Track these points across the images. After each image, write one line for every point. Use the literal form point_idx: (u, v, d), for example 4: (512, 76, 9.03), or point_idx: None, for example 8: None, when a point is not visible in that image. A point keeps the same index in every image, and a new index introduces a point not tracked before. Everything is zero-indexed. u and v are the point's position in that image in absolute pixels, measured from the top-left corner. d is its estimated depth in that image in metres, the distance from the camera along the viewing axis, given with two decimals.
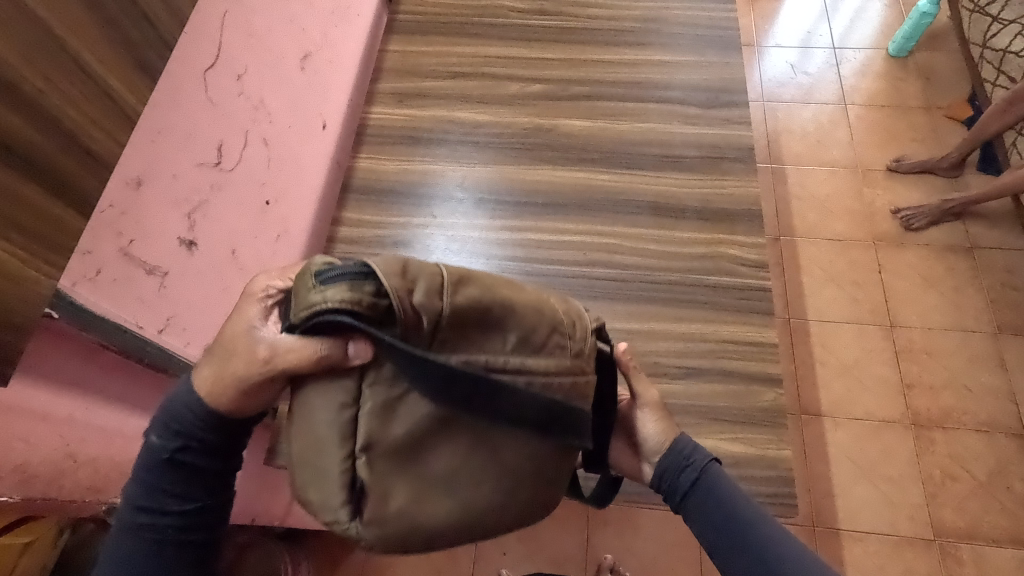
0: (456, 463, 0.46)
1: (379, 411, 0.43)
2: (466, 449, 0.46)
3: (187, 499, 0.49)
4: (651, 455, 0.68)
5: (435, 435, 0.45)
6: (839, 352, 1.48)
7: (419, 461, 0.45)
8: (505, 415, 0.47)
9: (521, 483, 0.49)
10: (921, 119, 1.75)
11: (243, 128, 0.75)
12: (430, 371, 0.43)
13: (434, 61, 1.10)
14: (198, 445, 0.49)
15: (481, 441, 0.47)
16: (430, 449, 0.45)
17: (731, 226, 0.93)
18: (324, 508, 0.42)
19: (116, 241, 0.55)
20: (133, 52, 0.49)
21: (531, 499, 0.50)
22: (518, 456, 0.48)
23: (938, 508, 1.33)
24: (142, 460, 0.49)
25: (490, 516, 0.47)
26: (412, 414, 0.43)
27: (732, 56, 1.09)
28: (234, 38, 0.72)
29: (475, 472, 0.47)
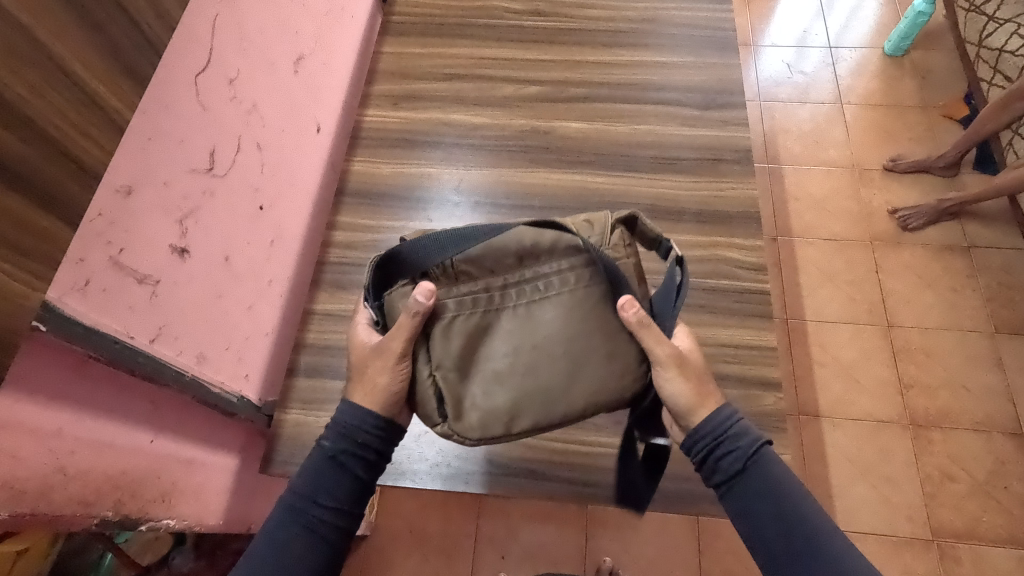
0: (515, 359, 0.61)
1: (440, 331, 0.62)
2: (518, 348, 0.62)
3: (331, 499, 0.59)
4: (683, 420, 0.62)
5: (484, 350, 0.62)
6: (837, 352, 1.48)
7: (485, 364, 0.62)
8: (534, 318, 0.63)
9: (576, 368, 0.61)
10: (917, 118, 1.75)
11: (235, 133, 0.74)
12: (467, 299, 0.63)
13: (429, 63, 1.09)
14: (367, 456, 0.61)
15: (525, 339, 0.62)
16: (487, 354, 0.62)
17: (729, 228, 0.93)
18: (430, 415, 0.62)
19: (106, 250, 0.54)
20: (122, 59, 0.49)
21: (595, 385, 0.61)
22: (563, 347, 0.62)
23: (936, 508, 1.33)
24: (312, 459, 0.60)
25: (556, 396, 0.61)
26: (461, 329, 0.62)
27: (729, 57, 1.08)
28: (225, 41, 0.71)
29: (530, 364, 0.61)
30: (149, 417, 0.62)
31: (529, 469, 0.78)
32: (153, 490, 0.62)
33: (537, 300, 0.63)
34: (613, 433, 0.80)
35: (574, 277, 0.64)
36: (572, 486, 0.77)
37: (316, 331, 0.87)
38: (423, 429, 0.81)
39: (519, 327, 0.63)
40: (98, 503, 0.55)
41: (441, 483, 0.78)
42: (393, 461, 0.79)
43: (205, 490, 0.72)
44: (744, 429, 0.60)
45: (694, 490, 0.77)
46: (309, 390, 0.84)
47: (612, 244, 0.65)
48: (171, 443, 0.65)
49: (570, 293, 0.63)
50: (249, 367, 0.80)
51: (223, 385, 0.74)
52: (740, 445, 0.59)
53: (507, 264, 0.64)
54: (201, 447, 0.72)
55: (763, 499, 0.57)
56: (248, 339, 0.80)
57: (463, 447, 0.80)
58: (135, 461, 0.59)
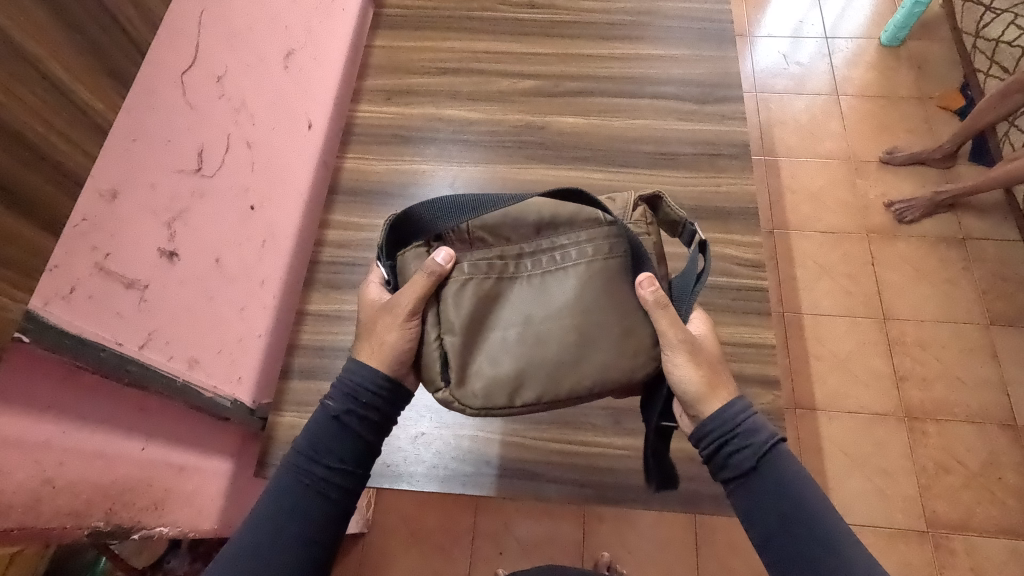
0: (524, 330, 0.61)
1: (451, 295, 0.61)
2: (529, 320, 0.61)
3: (334, 459, 0.58)
4: (692, 408, 0.61)
5: (494, 318, 0.62)
6: (833, 346, 1.48)
7: (493, 334, 0.61)
8: (549, 289, 0.62)
9: (587, 343, 0.60)
10: (914, 109, 1.74)
11: (224, 132, 0.72)
12: (480, 265, 0.62)
13: (422, 57, 1.07)
14: (371, 417, 0.61)
15: (536, 309, 0.61)
16: (496, 323, 0.62)
17: (727, 224, 0.92)
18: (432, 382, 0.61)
19: (91, 255, 0.53)
20: (105, 60, 0.47)
21: (605, 360, 0.60)
22: (575, 319, 0.61)
23: (931, 499, 1.33)
24: (317, 420, 0.60)
25: (564, 369, 0.59)
26: (472, 294, 0.61)
27: (726, 49, 1.07)
28: (212, 38, 0.69)
29: (539, 335, 0.60)
30: (140, 425, 0.61)
31: (526, 470, 0.78)
32: (145, 498, 0.61)
33: (551, 272, 0.63)
34: (612, 432, 0.79)
35: (592, 249, 0.63)
36: (570, 487, 0.77)
37: (310, 333, 0.86)
38: (420, 430, 0.80)
39: (531, 299, 0.62)
40: (87, 514, 0.54)
41: (439, 485, 0.78)
42: (389, 464, 0.79)
43: (199, 496, 0.71)
44: (759, 424, 0.59)
45: (692, 489, 0.77)
46: (303, 393, 0.83)
47: (633, 219, 0.68)
48: (164, 450, 0.64)
49: (587, 267, 0.62)
50: (241, 370, 0.79)
51: (215, 389, 0.73)
52: (753, 442, 0.58)
53: (524, 234, 0.64)
54: (194, 453, 0.71)
55: (776, 500, 0.56)
56: (241, 342, 0.78)
57: (460, 449, 0.79)
58: (125, 469, 0.58)
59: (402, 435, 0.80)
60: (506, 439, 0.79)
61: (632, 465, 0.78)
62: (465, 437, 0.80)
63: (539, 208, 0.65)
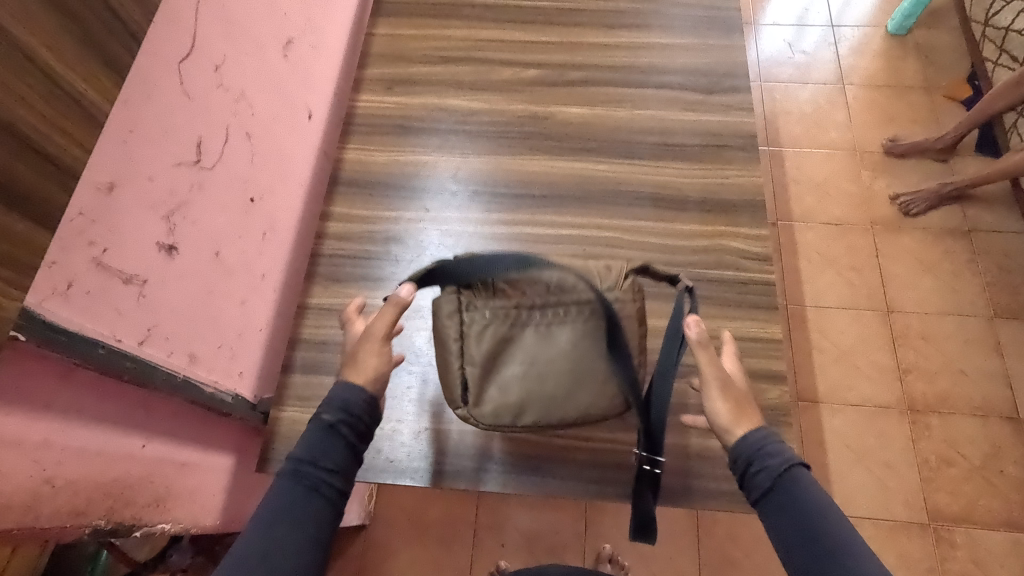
0: (528, 372, 0.67)
1: (466, 338, 0.68)
2: (534, 363, 0.67)
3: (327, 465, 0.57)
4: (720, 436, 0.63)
5: (507, 359, 0.68)
6: (836, 338, 1.47)
7: (500, 373, 0.67)
8: (557, 334, 0.68)
9: (584, 386, 0.67)
10: (920, 99, 1.72)
11: (223, 123, 0.71)
12: (496, 312, 0.68)
13: (423, 45, 1.05)
14: (358, 426, 0.60)
15: (543, 353, 0.68)
16: (507, 361, 0.68)
17: (733, 217, 0.91)
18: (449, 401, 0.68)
19: (88, 250, 0.52)
20: (101, 50, 0.46)
21: (598, 401, 0.68)
22: (576, 363, 0.67)
23: (933, 492, 1.33)
24: (309, 430, 0.59)
25: (558, 403, 0.67)
26: (489, 337, 0.67)
27: (733, 38, 1.05)
28: (209, 25, 0.67)
29: (543, 376, 0.67)
30: (141, 422, 0.60)
31: (530, 466, 0.77)
32: (147, 495, 0.61)
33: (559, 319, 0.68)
34: (617, 428, 0.78)
35: (596, 306, 0.68)
36: (574, 483, 0.76)
37: (311, 327, 0.86)
38: (423, 426, 0.80)
39: (538, 343, 0.68)
40: (88, 512, 0.53)
41: (442, 481, 0.77)
42: (392, 459, 0.78)
43: (201, 493, 0.71)
44: (778, 449, 0.58)
45: (697, 485, 0.76)
46: (306, 387, 0.82)
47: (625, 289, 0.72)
48: (166, 446, 0.64)
49: (591, 320, 0.68)
50: (243, 365, 0.78)
51: (217, 384, 0.72)
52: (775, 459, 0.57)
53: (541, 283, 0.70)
54: (196, 449, 0.70)
55: (787, 521, 0.54)
56: (241, 336, 0.77)
57: (464, 444, 0.78)
58: (127, 467, 0.58)
59: (404, 431, 0.79)
60: (510, 435, 0.78)
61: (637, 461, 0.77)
62: (468, 432, 0.79)
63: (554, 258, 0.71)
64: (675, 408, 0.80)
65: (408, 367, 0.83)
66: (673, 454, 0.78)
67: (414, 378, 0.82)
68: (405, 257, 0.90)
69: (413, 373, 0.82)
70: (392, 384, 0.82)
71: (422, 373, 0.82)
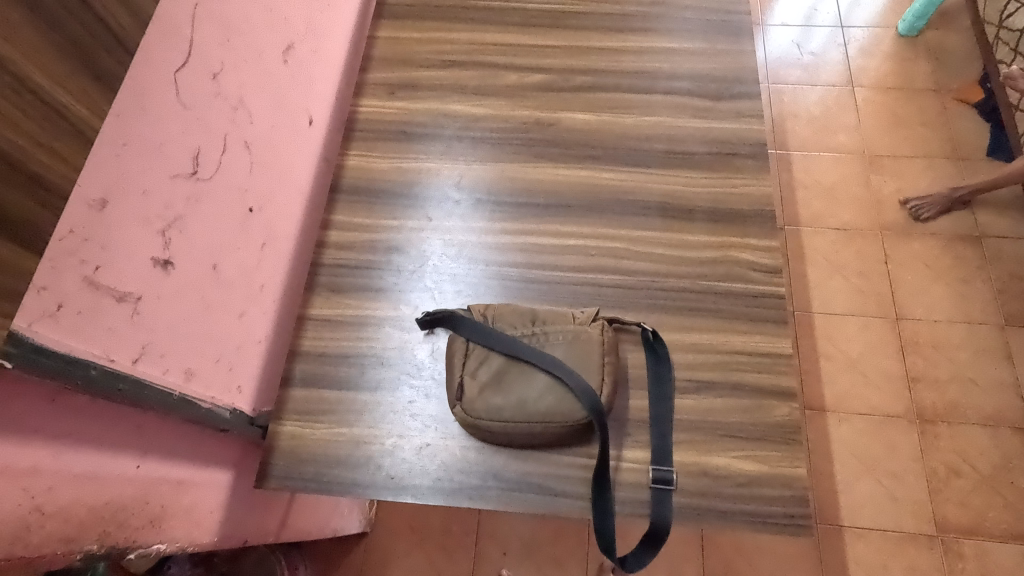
0: (508, 404, 0.74)
1: (462, 359, 0.78)
2: (516, 397, 0.74)
3: None
4: None
5: (489, 388, 0.75)
6: (844, 346, 1.45)
7: (482, 402, 0.75)
8: (535, 370, 0.75)
9: (556, 424, 0.73)
10: (931, 102, 1.69)
11: (221, 132, 0.69)
12: (481, 352, 0.78)
13: (427, 49, 1.03)
14: None
15: (522, 386, 0.74)
16: (489, 389, 0.75)
17: (742, 228, 0.89)
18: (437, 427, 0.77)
19: (79, 269, 0.50)
20: (92, 64, 0.44)
21: (571, 437, 0.75)
22: (551, 397, 0.73)
23: (941, 503, 1.31)
24: None
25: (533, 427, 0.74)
26: (475, 367, 0.77)
27: (743, 42, 1.02)
28: (207, 32, 0.65)
29: (520, 405, 0.74)
30: (135, 442, 0.58)
31: (533, 484, 0.75)
32: (141, 516, 0.59)
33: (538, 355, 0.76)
34: (622, 445, 0.77)
35: (582, 355, 0.76)
36: (577, 501, 0.74)
37: (312, 339, 0.84)
38: (425, 441, 0.78)
39: (520, 378, 0.75)
40: (80, 538, 0.52)
41: (444, 498, 0.76)
42: (393, 476, 0.77)
43: (199, 510, 0.69)
44: None
45: (704, 504, 0.74)
46: (305, 401, 0.81)
47: (603, 348, 0.77)
48: (161, 466, 0.62)
49: (576, 368, 0.75)
50: (241, 378, 0.77)
51: (213, 400, 0.70)
52: None
53: (523, 326, 0.79)
54: (193, 466, 0.68)
55: None
56: (240, 349, 0.76)
57: (466, 461, 0.77)
58: (120, 489, 0.56)
59: (406, 446, 0.78)
60: (513, 452, 0.77)
61: (642, 479, 0.75)
62: (471, 448, 0.77)
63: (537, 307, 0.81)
64: (682, 425, 0.78)
65: (411, 381, 0.81)
66: (680, 472, 0.76)
67: (415, 392, 0.81)
68: (408, 267, 0.88)
69: (415, 387, 0.81)
70: (395, 398, 0.81)
71: (424, 387, 0.81)
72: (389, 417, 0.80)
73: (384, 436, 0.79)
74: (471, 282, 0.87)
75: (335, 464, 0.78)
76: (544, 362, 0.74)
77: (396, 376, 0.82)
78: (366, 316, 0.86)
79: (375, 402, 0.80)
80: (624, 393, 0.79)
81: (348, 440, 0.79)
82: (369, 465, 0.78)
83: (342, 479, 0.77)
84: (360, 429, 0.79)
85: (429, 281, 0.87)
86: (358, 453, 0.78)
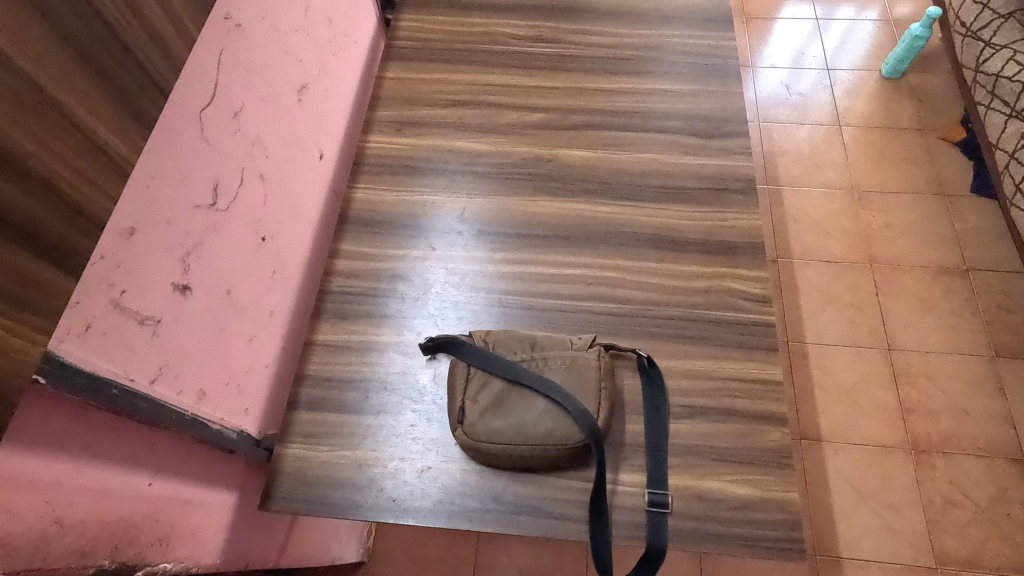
0: (508, 427, 0.77)
1: (463, 383, 0.80)
2: (516, 421, 0.77)
3: None
4: None
5: (490, 411, 0.78)
6: (838, 376, 1.47)
7: (483, 425, 0.77)
8: (532, 395, 0.78)
9: (554, 447, 0.75)
10: (916, 140, 1.76)
11: (239, 166, 0.73)
12: (481, 377, 0.80)
13: (433, 89, 1.09)
14: None
15: (521, 409, 0.77)
16: (489, 412, 0.78)
17: (734, 259, 0.93)
18: None
19: (107, 292, 0.54)
20: (131, 105, 0.48)
21: (569, 460, 0.77)
22: (550, 420, 0.76)
23: (939, 534, 1.31)
24: None
25: (533, 449, 0.76)
26: (476, 391, 0.80)
27: (731, 85, 1.09)
28: (230, 75, 0.70)
29: (520, 427, 0.76)
30: (149, 460, 0.61)
31: (533, 507, 0.77)
32: (151, 534, 0.61)
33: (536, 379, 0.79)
34: (618, 469, 0.79)
35: (581, 378, 0.79)
36: (576, 524, 0.76)
37: (317, 363, 0.87)
38: (427, 464, 0.80)
39: (519, 402, 0.78)
40: (93, 553, 0.54)
41: (445, 521, 0.77)
42: (395, 498, 0.79)
43: (205, 530, 0.71)
44: None
45: (701, 528, 0.76)
46: (310, 424, 0.83)
47: (602, 373, 0.80)
48: (171, 485, 0.64)
49: (575, 392, 0.78)
50: (249, 401, 0.79)
51: (223, 421, 0.72)
52: None
53: (522, 351, 0.82)
54: (201, 487, 0.70)
55: None
56: (249, 372, 0.78)
57: (467, 484, 0.78)
58: (132, 506, 0.58)
59: (408, 469, 0.80)
60: (513, 476, 0.78)
61: (640, 503, 0.77)
62: (472, 471, 0.79)
63: (535, 334, 0.84)
64: (677, 449, 0.80)
65: (413, 405, 0.84)
66: (675, 495, 0.77)
67: (417, 416, 0.83)
68: (411, 295, 0.91)
69: (418, 411, 0.83)
70: (397, 421, 0.83)
71: (427, 411, 0.83)
72: (392, 440, 0.82)
73: (386, 459, 0.81)
74: (473, 309, 0.90)
75: (339, 487, 0.80)
76: (542, 387, 0.77)
77: (399, 400, 0.84)
78: (370, 341, 0.88)
79: (379, 425, 0.83)
80: (620, 417, 0.81)
81: (351, 463, 0.81)
82: (371, 487, 0.79)
83: (344, 501, 0.79)
84: (362, 452, 0.81)
85: (431, 307, 0.91)
86: (361, 475, 0.80)
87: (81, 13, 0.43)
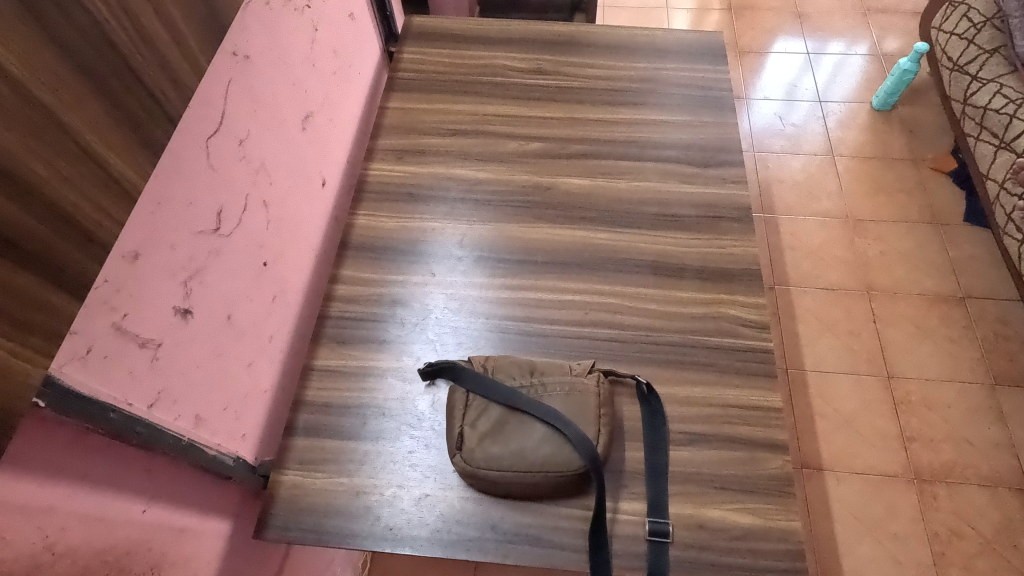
0: (507, 454, 0.76)
1: (462, 410, 0.80)
2: (515, 447, 0.76)
3: None
4: None
5: (489, 438, 0.77)
6: (838, 404, 1.46)
7: (481, 452, 0.77)
8: (530, 422, 0.77)
9: (554, 473, 0.75)
10: (907, 170, 1.79)
11: (243, 192, 0.74)
12: (480, 402, 0.80)
13: (434, 118, 1.11)
14: None
15: (521, 435, 0.77)
16: (490, 438, 0.77)
17: (731, 286, 0.93)
18: None
19: (109, 316, 0.54)
20: (141, 132, 0.50)
21: (568, 488, 0.76)
22: (549, 446, 0.75)
23: (945, 567, 1.28)
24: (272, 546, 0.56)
25: (533, 475, 0.75)
26: (475, 417, 0.79)
27: (725, 115, 1.11)
28: (237, 105, 0.72)
29: (520, 452, 0.76)
30: (144, 486, 0.60)
31: (532, 536, 0.76)
32: (143, 562, 0.60)
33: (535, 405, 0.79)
34: (619, 497, 0.78)
35: (580, 405, 0.78)
36: (575, 553, 0.75)
37: (315, 389, 0.86)
38: (424, 492, 0.79)
39: (518, 428, 0.77)
40: None
41: (443, 550, 0.76)
42: (392, 527, 0.77)
43: (198, 560, 0.69)
44: None
45: (703, 557, 0.75)
46: (307, 451, 0.82)
47: (601, 400, 0.80)
48: (166, 512, 0.63)
49: (574, 419, 0.78)
50: (246, 427, 0.78)
51: (219, 447, 0.72)
52: None
53: (519, 376, 0.82)
54: (196, 514, 0.69)
55: None
56: (247, 398, 0.78)
57: (465, 512, 0.77)
58: (125, 533, 0.57)
59: (405, 497, 0.79)
60: (512, 503, 0.77)
61: (641, 532, 0.76)
62: (471, 499, 0.78)
63: (533, 360, 0.84)
64: (678, 476, 0.79)
65: (411, 431, 0.83)
66: (677, 524, 0.76)
67: (416, 442, 0.82)
68: (411, 320, 0.92)
69: (416, 437, 0.83)
70: (395, 448, 0.82)
71: (425, 437, 0.83)
72: (389, 466, 0.81)
73: (383, 486, 0.80)
74: (472, 334, 0.90)
75: (334, 515, 0.78)
76: (541, 413, 0.77)
77: (397, 426, 0.84)
78: (369, 367, 0.88)
79: (376, 452, 0.82)
80: (620, 445, 0.81)
81: (348, 490, 0.80)
82: (368, 515, 0.78)
83: (341, 529, 0.78)
84: (359, 479, 0.80)
85: (430, 333, 0.91)
86: (357, 503, 0.79)
87: (93, 42, 0.44)
